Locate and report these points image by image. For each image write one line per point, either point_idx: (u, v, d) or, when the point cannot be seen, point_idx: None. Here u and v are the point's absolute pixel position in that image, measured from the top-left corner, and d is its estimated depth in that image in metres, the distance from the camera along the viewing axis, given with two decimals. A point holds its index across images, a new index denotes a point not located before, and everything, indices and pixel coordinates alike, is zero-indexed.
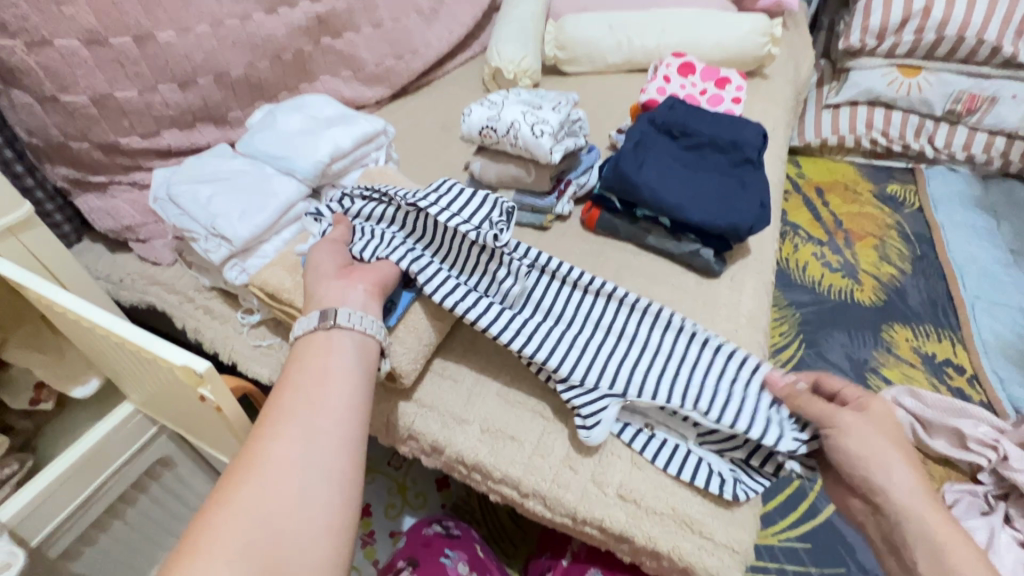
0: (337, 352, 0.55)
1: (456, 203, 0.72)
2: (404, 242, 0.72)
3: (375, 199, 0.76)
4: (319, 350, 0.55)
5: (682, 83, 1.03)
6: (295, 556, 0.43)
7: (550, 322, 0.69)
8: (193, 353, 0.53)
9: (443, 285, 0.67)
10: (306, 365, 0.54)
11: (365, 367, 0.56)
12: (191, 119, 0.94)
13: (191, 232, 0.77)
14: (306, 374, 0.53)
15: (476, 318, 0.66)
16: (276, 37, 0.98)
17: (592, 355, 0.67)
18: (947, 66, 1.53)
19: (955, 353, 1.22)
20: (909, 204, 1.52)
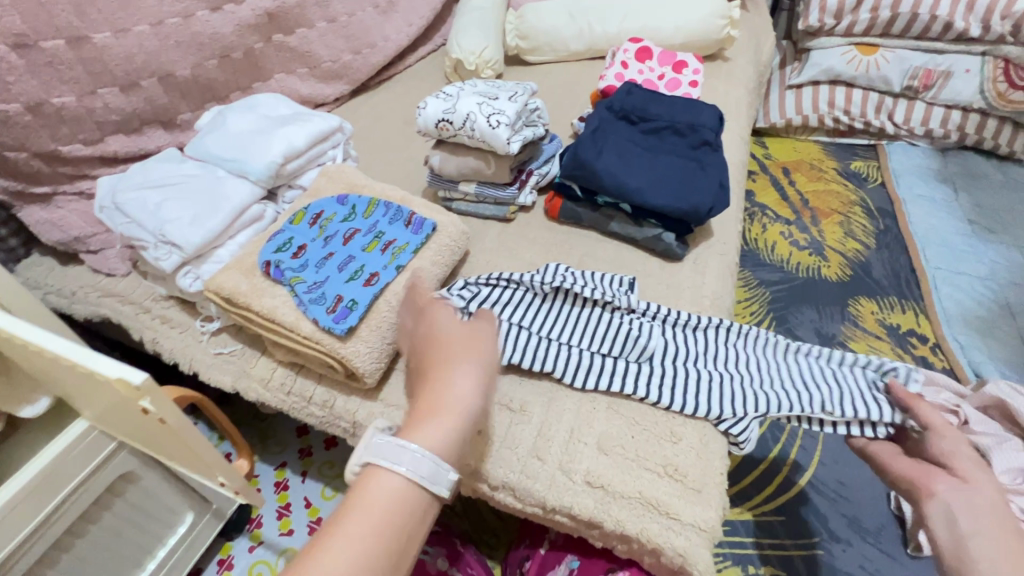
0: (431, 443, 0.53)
1: (585, 278, 0.76)
2: (535, 327, 0.72)
3: (497, 284, 0.76)
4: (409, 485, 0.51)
5: (640, 69, 1.02)
6: None
7: (682, 361, 0.71)
8: (129, 365, 0.52)
9: (582, 368, 0.69)
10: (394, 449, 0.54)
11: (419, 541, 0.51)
12: (138, 124, 0.91)
13: (140, 241, 0.74)
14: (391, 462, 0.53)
15: (620, 386, 0.68)
16: (224, 35, 0.96)
17: (726, 383, 0.69)
18: (903, 43, 1.55)
19: (918, 323, 1.26)
20: (872, 179, 1.56)
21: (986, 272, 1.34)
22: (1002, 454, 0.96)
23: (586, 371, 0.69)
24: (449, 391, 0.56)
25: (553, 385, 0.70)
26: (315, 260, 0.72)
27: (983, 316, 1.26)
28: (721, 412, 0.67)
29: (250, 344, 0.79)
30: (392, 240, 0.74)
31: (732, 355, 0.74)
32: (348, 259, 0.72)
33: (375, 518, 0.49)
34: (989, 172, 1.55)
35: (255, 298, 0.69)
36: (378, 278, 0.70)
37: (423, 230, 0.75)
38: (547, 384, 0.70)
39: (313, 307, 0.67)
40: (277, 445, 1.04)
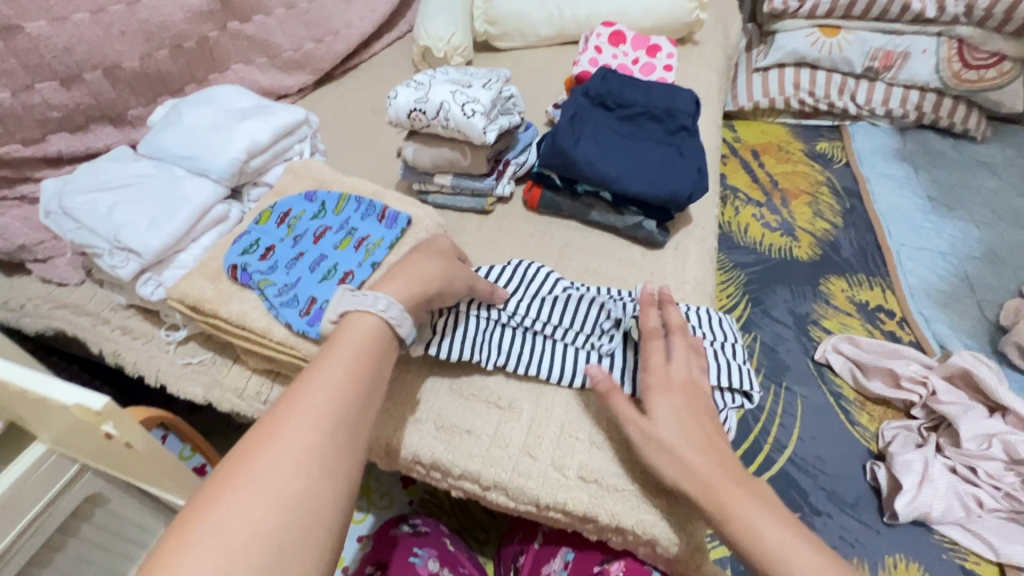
0: (311, 513, 0.39)
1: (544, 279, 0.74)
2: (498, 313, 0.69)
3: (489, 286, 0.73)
4: (381, 328, 0.50)
5: (614, 53, 1.01)
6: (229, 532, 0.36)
7: None
8: (89, 391, 0.54)
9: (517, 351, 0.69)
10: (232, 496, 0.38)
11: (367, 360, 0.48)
12: (83, 121, 0.85)
13: (94, 247, 0.69)
14: (236, 532, 0.37)
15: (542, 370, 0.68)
16: (173, 24, 0.90)
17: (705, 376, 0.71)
18: (864, 25, 1.58)
19: (886, 299, 1.30)
20: (837, 160, 1.59)
21: (947, 248, 1.39)
22: (967, 421, 1.01)
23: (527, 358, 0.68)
24: (431, 275, 0.57)
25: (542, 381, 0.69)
26: (284, 261, 0.68)
27: (945, 290, 1.31)
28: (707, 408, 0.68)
29: (221, 352, 0.75)
30: (366, 236, 0.71)
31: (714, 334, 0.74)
32: (321, 259, 0.68)
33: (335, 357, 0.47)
34: (945, 150, 1.60)
35: (224, 304, 0.65)
36: (354, 276, 0.67)
37: (399, 224, 0.72)
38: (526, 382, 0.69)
39: (286, 310, 0.64)
40: None
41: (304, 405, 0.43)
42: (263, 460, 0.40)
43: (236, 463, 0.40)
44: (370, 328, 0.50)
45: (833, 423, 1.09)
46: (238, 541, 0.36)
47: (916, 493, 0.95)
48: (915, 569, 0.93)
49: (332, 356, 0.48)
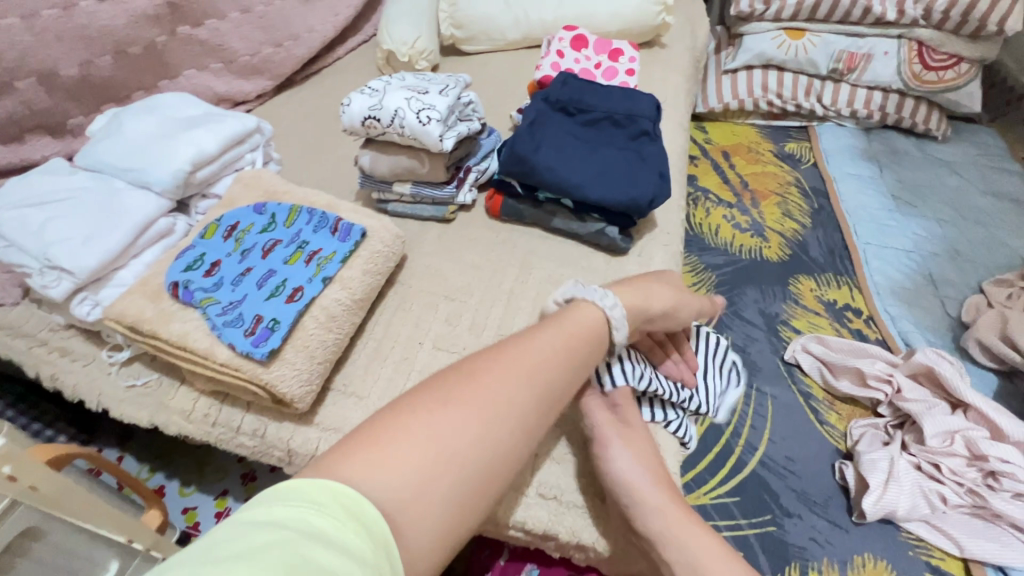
0: (499, 449, 0.46)
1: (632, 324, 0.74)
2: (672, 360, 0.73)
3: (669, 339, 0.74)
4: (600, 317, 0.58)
5: (576, 57, 0.99)
6: (447, 438, 0.43)
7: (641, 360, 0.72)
8: None
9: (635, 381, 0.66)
10: (439, 412, 0.44)
11: (573, 349, 0.55)
12: (17, 131, 0.81)
13: (24, 267, 0.65)
14: (447, 439, 0.43)
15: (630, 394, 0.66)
16: (116, 29, 0.86)
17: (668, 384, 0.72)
18: (827, 27, 1.60)
19: (853, 297, 1.32)
20: (805, 160, 1.61)
21: (911, 245, 1.41)
22: (932, 418, 1.03)
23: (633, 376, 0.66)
24: (660, 304, 0.65)
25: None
26: (231, 278, 0.65)
27: (909, 287, 1.33)
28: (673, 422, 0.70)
29: (167, 372, 0.72)
30: (317, 249, 0.68)
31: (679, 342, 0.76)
32: (268, 274, 0.65)
33: (556, 333, 0.55)
34: (907, 150, 1.63)
35: (164, 325, 0.62)
36: (303, 292, 0.64)
37: (351, 237, 0.70)
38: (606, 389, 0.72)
39: (229, 330, 0.61)
40: (215, 472, 0.96)
41: (520, 365, 0.50)
42: (480, 397, 0.46)
43: (457, 386, 0.47)
44: (597, 317, 0.58)
45: (803, 424, 1.09)
46: (450, 448, 0.43)
47: (883, 492, 0.96)
48: (883, 567, 0.93)
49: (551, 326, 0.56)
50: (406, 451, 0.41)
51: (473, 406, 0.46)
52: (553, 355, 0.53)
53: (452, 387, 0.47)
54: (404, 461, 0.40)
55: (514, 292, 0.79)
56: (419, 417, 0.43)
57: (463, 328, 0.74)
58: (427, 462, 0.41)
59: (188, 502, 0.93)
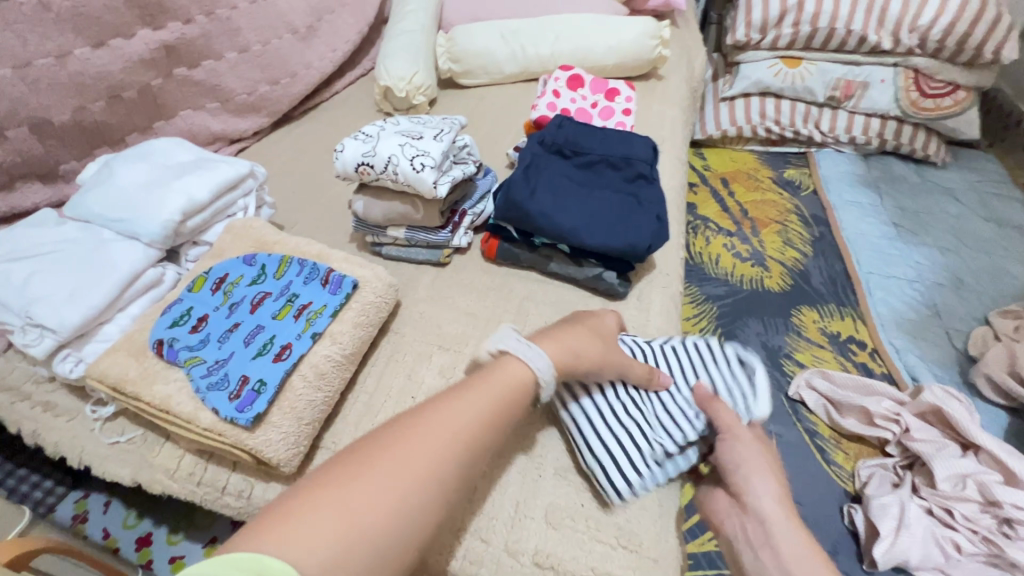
0: (424, 511, 0.44)
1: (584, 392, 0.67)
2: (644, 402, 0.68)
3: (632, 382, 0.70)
4: (526, 370, 0.55)
5: (572, 97, 0.99)
6: (366, 505, 0.42)
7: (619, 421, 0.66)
8: None
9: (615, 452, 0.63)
10: (356, 484, 0.43)
11: (501, 403, 0.52)
12: (8, 178, 0.80)
13: (5, 324, 0.64)
14: (367, 508, 0.42)
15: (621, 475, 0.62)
16: (111, 74, 0.86)
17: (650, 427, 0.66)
18: (824, 56, 1.61)
19: (856, 329, 1.29)
20: (804, 188, 1.60)
21: (913, 274, 1.39)
22: (942, 461, 0.99)
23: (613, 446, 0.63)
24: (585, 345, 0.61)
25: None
26: (218, 334, 0.64)
27: (913, 318, 1.31)
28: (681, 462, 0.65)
29: (152, 428, 0.70)
30: (307, 302, 0.67)
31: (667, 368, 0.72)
32: (256, 330, 0.64)
33: (484, 391, 0.52)
34: (907, 176, 1.62)
35: (147, 385, 0.60)
36: (292, 349, 0.63)
37: (343, 288, 0.68)
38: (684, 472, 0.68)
39: (214, 394, 0.59)
40: (204, 520, 0.93)
41: (445, 423, 0.49)
42: (400, 459, 0.45)
43: (383, 448, 0.46)
44: (517, 368, 0.55)
45: (809, 465, 1.06)
46: (366, 519, 0.41)
47: (894, 540, 0.92)
48: None
49: (480, 381, 0.54)
50: (321, 528, 0.40)
51: (395, 472, 0.44)
52: (482, 411, 0.51)
53: (375, 452, 0.46)
54: (318, 538, 0.39)
55: None
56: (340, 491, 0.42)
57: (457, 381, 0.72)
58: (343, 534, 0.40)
59: (176, 552, 0.90)
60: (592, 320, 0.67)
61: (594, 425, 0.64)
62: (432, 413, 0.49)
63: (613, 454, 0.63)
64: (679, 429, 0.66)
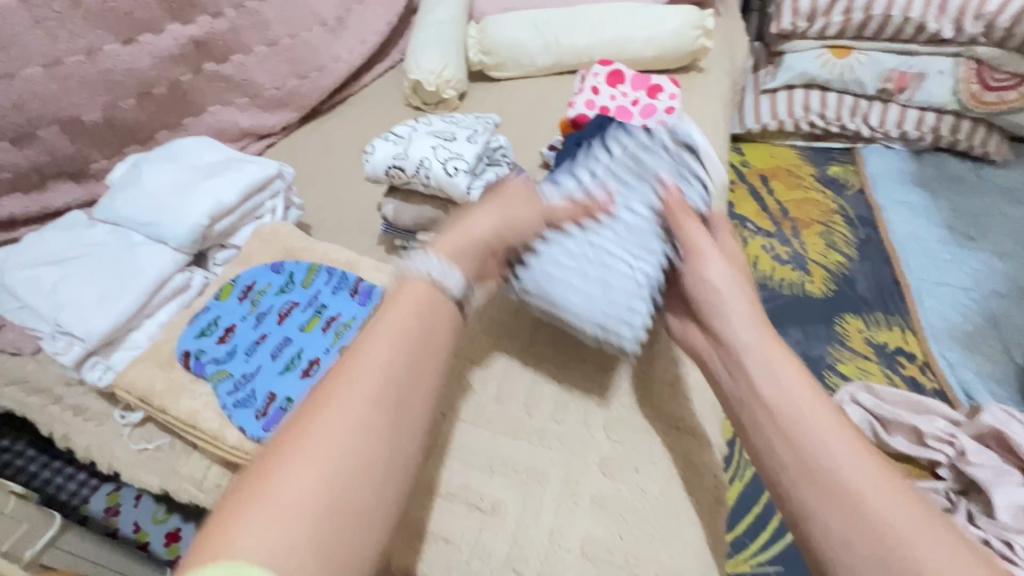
0: (367, 471, 0.39)
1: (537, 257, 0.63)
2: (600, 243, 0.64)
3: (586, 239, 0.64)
4: (434, 288, 0.50)
5: (612, 94, 0.94)
6: (294, 488, 0.37)
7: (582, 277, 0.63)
8: None
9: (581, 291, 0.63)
10: (278, 471, 0.37)
11: (421, 324, 0.47)
12: (39, 178, 0.79)
13: (35, 329, 0.64)
14: (294, 491, 0.37)
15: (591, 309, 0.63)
16: (141, 71, 0.85)
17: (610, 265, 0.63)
18: (877, 45, 1.50)
19: (906, 340, 1.22)
20: (850, 186, 1.51)
21: (969, 282, 1.30)
22: (1002, 489, 0.92)
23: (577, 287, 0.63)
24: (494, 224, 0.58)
25: (519, 472, 0.63)
26: (244, 346, 0.62)
27: (969, 330, 1.22)
28: (653, 275, 0.63)
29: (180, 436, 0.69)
30: (336, 314, 0.64)
31: (612, 188, 0.66)
32: (283, 342, 0.62)
33: (400, 323, 0.47)
34: (963, 175, 1.51)
35: (174, 399, 0.59)
36: (320, 364, 0.60)
37: (372, 298, 0.65)
38: (711, 487, 0.63)
39: (239, 412, 0.57)
40: None
41: (366, 372, 0.43)
42: (322, 428, 0.40)
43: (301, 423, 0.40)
44: (430, 288, 0.50)
45: None
46: (299, 497, 0.36)
47: None
48: None
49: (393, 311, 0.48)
50: (257, 532, 0.35)
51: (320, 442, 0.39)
52: (397, 341, 0.45)
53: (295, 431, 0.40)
54: (253, 541, 0.34)
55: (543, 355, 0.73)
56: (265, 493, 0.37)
57: (488, 397, 0.69)
58: (279, 532, 0.35)
59: None
60: (507, 193, 0.62)
61: (552, 287, 0.63)
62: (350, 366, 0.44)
63: (586, 305, 0.63)
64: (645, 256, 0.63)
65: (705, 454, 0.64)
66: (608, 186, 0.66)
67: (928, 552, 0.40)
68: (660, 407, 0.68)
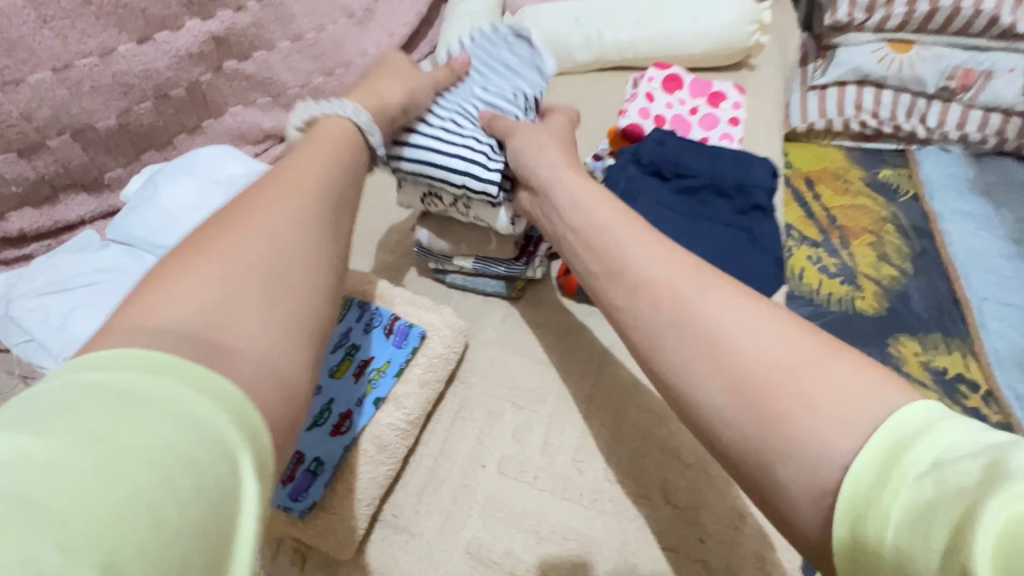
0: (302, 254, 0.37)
1: (412, 144, 0.63)
2: (459, 122, 0.64)
3: (449, 126, 0.63)
4: (346, 122, 0.52)
5: (668, 101, 0.85)
6: (231, 247, 0.35)
7: (446, 158, 0.62)
8: None
9: (445, 168, 0.63)
10: (209, 245, 0.35)
11: (341, 149, 0.49)
12: (50, 191, 0.74)
13: (42, 367, 0.59)
14: (233, 253, 0.35)
15: (462, 183, 0.63)
16: (158, 71, 0.78)
17: (468, 139, 0.63)
18: (941, 39, 1.33)
19: (967, 366, 1.12)
20: (903, 191, 1.38)
21: None
22: None
23: (441, 155, 0.62)
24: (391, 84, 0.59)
25: (567, 538, 0.57)
26: None
27: None
28: (499, 162, 0.63)
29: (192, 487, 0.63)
30: (369, 358, 0.60)
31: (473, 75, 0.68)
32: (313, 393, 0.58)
33: (326, 143, 0.48)
34: None
35: None
36: (353, 420, 0.57)
37: (410, 340, 0.61)
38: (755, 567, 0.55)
39: None
40: None
41: (298, 171, 0.43)
42: (263, 214, 0.38)
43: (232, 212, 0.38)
44: (344, 129, 0.51)
45: None
46: (235, 261, 0.34)
47: None
48: None
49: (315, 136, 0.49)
50: (202, 277, 0.33)
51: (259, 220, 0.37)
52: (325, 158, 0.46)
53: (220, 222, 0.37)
54: (195, 287, 0.32)
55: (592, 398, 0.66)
56: (193, 262, 0.34)
57: (533, 448, 0.62)
58: (213, 287, 0.33)
59: None
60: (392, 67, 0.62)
61: (423, 160, 0.63)
62: (290, 164, 0.44)
63: (454, 169, 0.62)
64: (489, 147, 0.63)
65: (680, 482, 0.59)
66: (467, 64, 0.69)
67: (814, 405, 0.33)
68: (621, 436, 0.63)
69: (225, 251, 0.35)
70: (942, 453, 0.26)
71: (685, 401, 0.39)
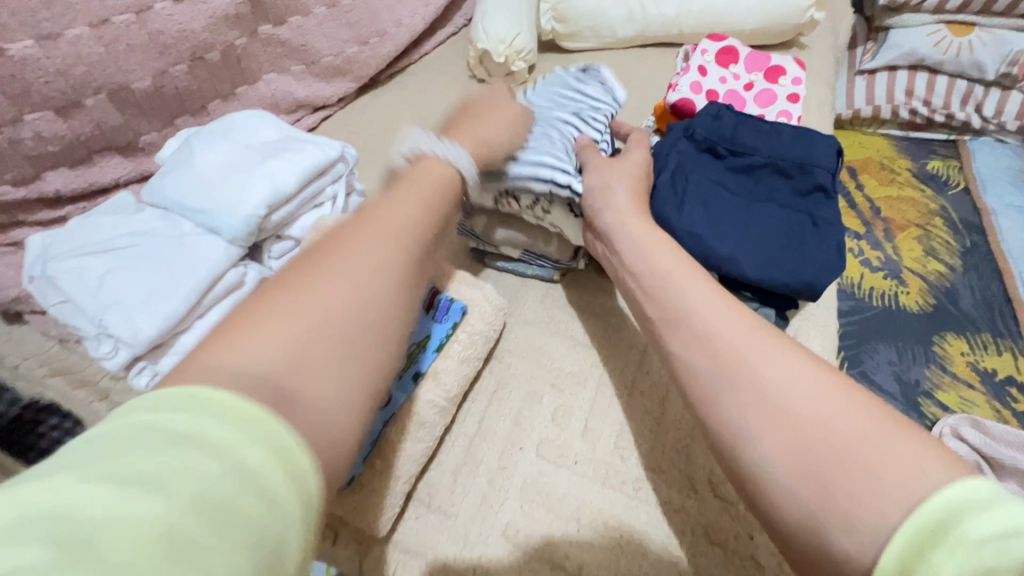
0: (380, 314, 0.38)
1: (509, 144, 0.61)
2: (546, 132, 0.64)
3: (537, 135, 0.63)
4: (437, 156, 0.50)
5: (722, 75, 0.80)
6: (319, 298, 0.36)
7: (543, 159, 0.60)
8: None
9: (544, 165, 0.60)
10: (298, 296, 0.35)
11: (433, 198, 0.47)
12: (85, 153, 0.73)
13: (78, 329, 0.58)
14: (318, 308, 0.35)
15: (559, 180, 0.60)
16: (194, 33, 0.76)
17: (558, 144, 0.64)
18: (1005, 22, 1.23)
19: (1019, 368, 1.05)
20: (953, 184, 1.28)
21: None
22: None
23: (537, 158, 0.61)
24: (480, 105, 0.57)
25: (607, 527, 0.54)
26: None
27: None
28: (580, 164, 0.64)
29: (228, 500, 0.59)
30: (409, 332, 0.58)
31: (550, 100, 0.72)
32: None
33: (418, 187, 0.47)
34: None
35: None
36: (391, 395, 0.55)
37: (450, 315, 0.59)
38: None
39: None
40: None
41: (394, 213, 0.43)
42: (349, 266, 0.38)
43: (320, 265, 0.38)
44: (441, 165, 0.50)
45: None
46: (321, 319, 0.35)
47: None
48: None
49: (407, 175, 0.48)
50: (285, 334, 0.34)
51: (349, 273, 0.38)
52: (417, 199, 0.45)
53: (310, 271, 0.37)
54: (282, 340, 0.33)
55: (635, 384, 0.63)
56: (282, 315, 0.34)
57: (573, 433, 0.60)
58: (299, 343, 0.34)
59: None
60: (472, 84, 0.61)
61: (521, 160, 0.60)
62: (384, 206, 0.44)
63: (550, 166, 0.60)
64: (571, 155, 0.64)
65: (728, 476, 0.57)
66: (543, 91, 0.73)
67: (865, 474, 0.34)
68: (663, 426, 0.60)
69: (314, 304, 0.35)
70: (1011, 529, 0.27)
71: (736, 453, 0.40)
